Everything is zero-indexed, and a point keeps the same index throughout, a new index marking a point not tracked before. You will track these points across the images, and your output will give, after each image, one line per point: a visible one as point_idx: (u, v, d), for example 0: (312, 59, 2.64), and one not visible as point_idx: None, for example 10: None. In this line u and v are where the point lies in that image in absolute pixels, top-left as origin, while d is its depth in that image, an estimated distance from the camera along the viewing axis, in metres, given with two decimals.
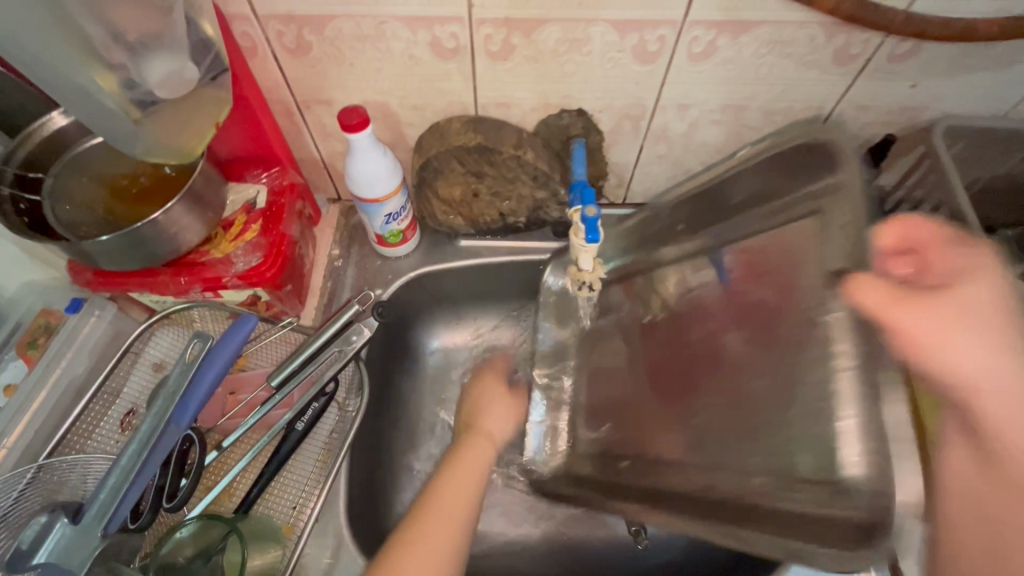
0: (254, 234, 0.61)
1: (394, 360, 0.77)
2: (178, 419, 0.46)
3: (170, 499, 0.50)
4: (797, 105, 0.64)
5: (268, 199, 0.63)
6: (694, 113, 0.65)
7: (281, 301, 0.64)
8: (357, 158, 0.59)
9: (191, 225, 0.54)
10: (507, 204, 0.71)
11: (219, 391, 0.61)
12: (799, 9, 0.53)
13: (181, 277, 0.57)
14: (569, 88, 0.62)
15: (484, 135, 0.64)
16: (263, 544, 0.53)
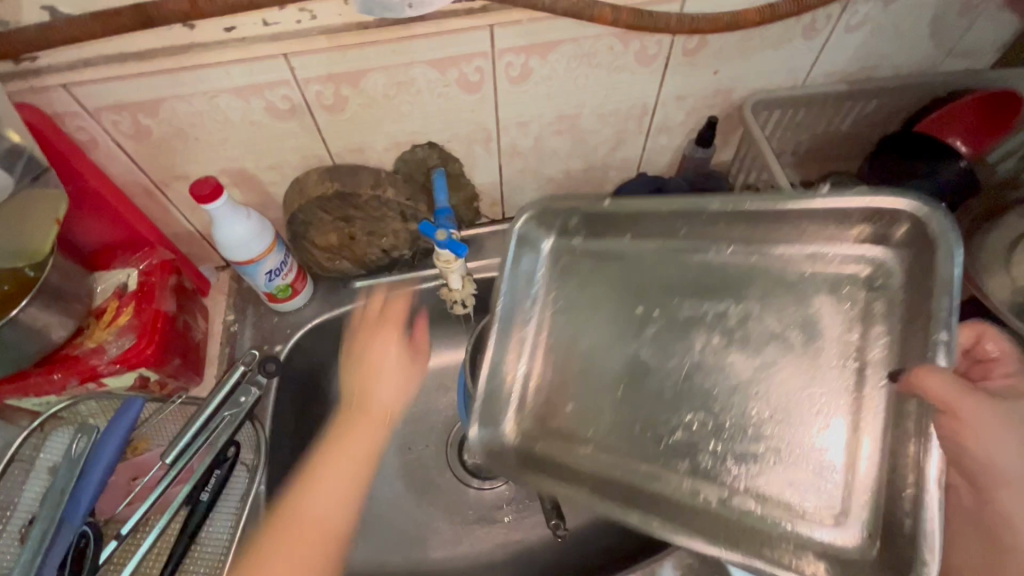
0: (126, 318, 0.81)
1: (304, 401, 0.99)
2: (71, 516, 0.67)
3: None
4: (620, 106, 0.92)
5: (137, 281, 0.85)
6: (492, 132, 0.91)
7: (172, 377, 0.85)
8: (224, 223, 0.81)
9: (52, 325, 0.73)
10: (383, 240, 0.95)
11: (122, 479, 0.81)
12: (590, 26, 0.77)
13: (53, 374, 0.76)
14: (414, 126, 0.86)
15: (340, 182, 0.87)
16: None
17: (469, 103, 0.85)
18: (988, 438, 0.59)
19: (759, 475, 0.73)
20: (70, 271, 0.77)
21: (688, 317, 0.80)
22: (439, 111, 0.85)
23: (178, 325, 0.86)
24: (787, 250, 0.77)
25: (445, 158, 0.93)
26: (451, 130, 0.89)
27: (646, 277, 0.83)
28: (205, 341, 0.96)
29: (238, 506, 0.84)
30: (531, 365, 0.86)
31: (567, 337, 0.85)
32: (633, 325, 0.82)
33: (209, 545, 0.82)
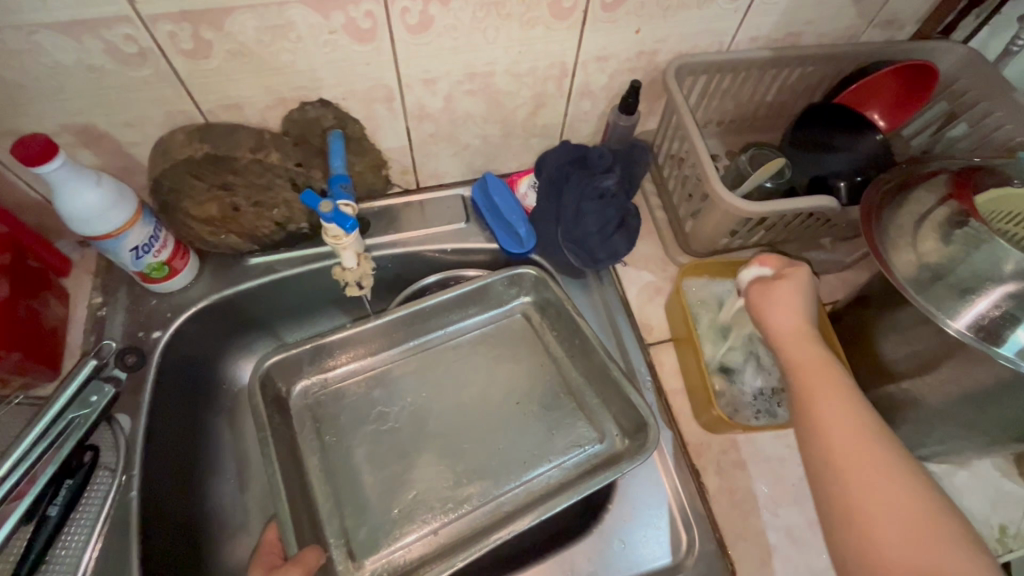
0: None
1: (196, 396, 0.73)
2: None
3: None
4: (741, 60, 0.73)
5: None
6: (565, 67, 0.68)
7: (13, 374, 0.58)
8: (67, 192, 0.55)
9: None
10: (277, 212, 0.68)
11: None
12: (708, 36, 0.70)
13: None
14: (489, 56, 0.64)
15: (213, 144, 0.61)
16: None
17: (540, 41, 0.64)
18: (779, 303, 0.56)
19: (425, 496, 0.66)
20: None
21: (496, 330, 0.78)
22: (505, 52, 0.64)
23: (17, 314, 0.59)
24: (491, 316, 0.79)
25: (499, 116, 0.73)
26: (511, 72, 0.67)
27: (466, 325, 0.79)
28: (62, 328, 0.67)
29: (102, 512, 0.56)
30: (368, 423, 0.71)
31: (419, 391, 0.73)
32: (457, 350, 0.77)
33: (67, 558, 0.54)
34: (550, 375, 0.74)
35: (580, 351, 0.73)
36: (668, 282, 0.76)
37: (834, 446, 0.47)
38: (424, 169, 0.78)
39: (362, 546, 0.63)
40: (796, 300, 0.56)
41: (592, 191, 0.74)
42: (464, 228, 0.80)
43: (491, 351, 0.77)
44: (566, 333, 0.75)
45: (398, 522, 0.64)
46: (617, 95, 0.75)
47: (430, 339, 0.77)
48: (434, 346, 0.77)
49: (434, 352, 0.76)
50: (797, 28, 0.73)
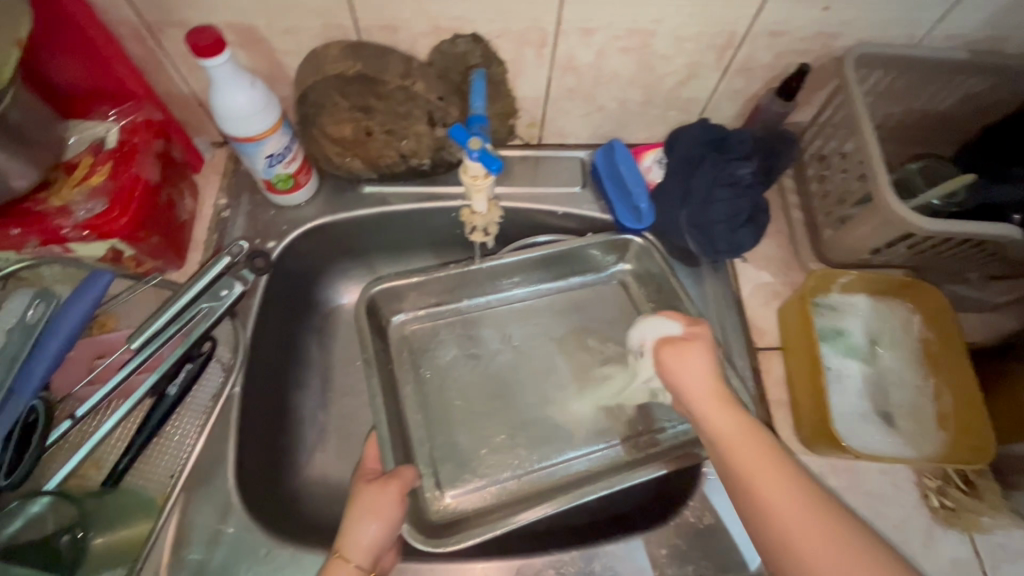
0: (101, 178, 0.56)
1: (296, 309, 0.76)
2: (22, 388, 0.50)
3: (7, 476, 0.49)
4: (929, 59, 0.65)
5: (118, 137, 0.58)
6: (733, 37, 0.63)
7: (149, 256, 0.61)
8: (224, 88, 0.56)
9: (15, 167, 0.50)
10: (405, 144, 0.67)
11: (83, 356, 0.58)
12: (900, 26, 0.62)
13: (13, 229, 0.52)
14: (658, 12, 0.59)
15: (365, 63, 0.60)
16: (125, 520, 0.53)
17: (718, 3, 0.58)
18: (690, 361, 0.54)
19: (512, 448, 0.67)
20: (37, 108, 0.51)
21: (592, 295, 0.77)
22: (676, 10, 0.59)
23: (161, 201, 0.61)
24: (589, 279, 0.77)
25: (644, 81, 0.68)
26: (675, 35, 0.62)
27: (565, 284, 0.77)
28: (190, 221, 0.69)
29: (212, 403, 0.59)
30: (458, 366, 0.72)
31: (508, 343, 0.73)
32: (553, 310, 0.76)
33: (175, 437, 0.58)
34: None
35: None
36: (786, 287, 0.71)
37: (778, 520, 0.43)
38: (550, 125, 0.75)
39: (445, 481, 0.65)
40: (708, 359, 0.54)
41: (725, 176, 0.69)
42: (577, 193, 0.77)
43: (584, 316, 0.75)
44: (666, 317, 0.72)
45: (483, 467, 0.66)
46: (776, 77, 0.68)
47: (530, 294, 0.76)
48: (535, 304, 0.76)
49: (531, 309, 0.76)
50: (1005, 32, 0.64)
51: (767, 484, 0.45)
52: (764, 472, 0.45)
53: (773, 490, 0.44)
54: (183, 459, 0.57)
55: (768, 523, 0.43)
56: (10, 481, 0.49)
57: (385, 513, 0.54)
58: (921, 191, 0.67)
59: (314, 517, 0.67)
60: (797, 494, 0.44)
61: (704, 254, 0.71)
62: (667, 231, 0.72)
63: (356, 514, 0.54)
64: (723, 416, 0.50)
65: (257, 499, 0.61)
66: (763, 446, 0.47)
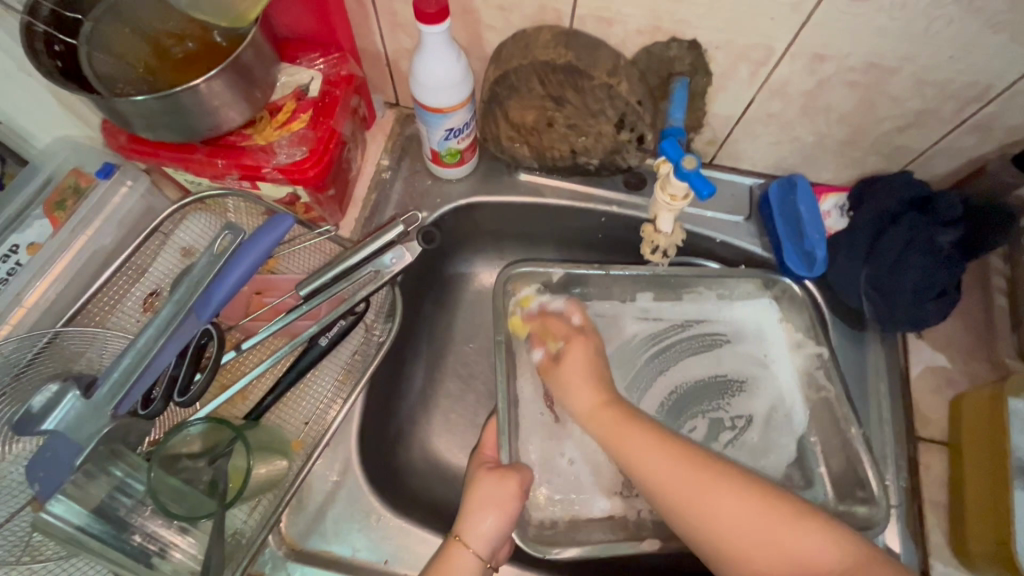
0: (301, 125, 0.57)
1: (427, 281, 0.76)
2: (200, 310, 0.52)
3: (183, 392, 0.53)
4: None
5: (320, 89, 0.59)
6: (987, 91, 0.55)
7: (320, 205, 0.62)
8: (431, 56, 0.56)
9: (233, 101, 0.52)
10: (581, 140, 0.65)
11: (245, 290, 0.61)
12: None
13: (218, 159, 0.55)
14: (910, 51, 0.53)
15: (577, 53, 0.57)
16: (268, 455, 0.54)
17: (988, 51, 0.51)
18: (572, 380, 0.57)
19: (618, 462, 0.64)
20: (263, 48, 0.53)
21: (737, 328, 0.69)
22: (934, 51, 0.52)
23: (341, 156, 0.62)
24: (736, 309, 0.69)
25: (858, 119, 0.62)
26: (919, 77, 0.55)
27: (707, 310, 0.70)
28: (354, 176, 0.70)
29: (353, 360, 0.60)
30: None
31: (631, 360, 0.69)
32: (684, 335, 0.69)
33: (316, 385, 0.59)
34: (783, 414, 0.66)
35: (828, 407, 0.63)
36: (964, 378, 0.63)
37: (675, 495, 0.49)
38: (729, 147, 0.70)
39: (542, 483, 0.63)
40: (589, 360, 0.58)
41: (924, 243, 0.61)
42: (739, 223, 0.72)
43: (719, 351, 0.69)
44: (810, 371, 0.65)
45: (582, 482, 0.63)
46: (1019, 143, 0.59)
47: (666, 311, 0.70)
48: (670, 325, 0.70)
49: (661, 326, 0.70)
50: None
51: (647, 449, 0.51)
52: (646, 446, 0.51)
53: (679, 481, 0.49)
54: (320, 411, 0.58)
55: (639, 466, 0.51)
56: (186, 398, 0.52)
57: (504, 506, 0.54)
58: None
59: (414, 490, 0.68)
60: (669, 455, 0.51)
61: (887, 322, 0.64)
62: (839, 288, 0.66)
63: (477, 502, 0.54)
64: (627, 432, 0.53)
65: (371, 460, 0.63)
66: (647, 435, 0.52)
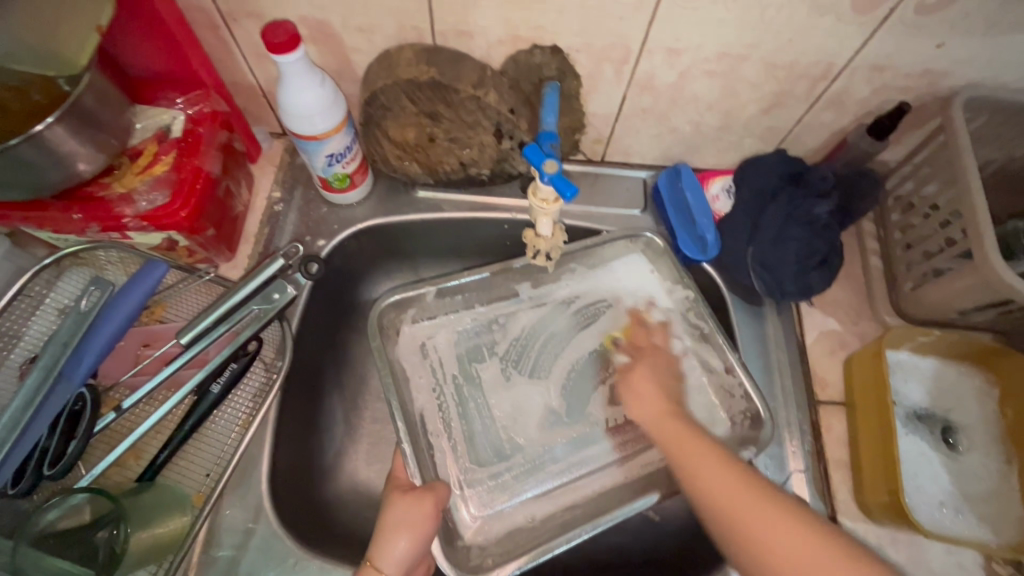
0: (164, 168, 0.55)
1: (339, 311, 0.74)
2: (70, 374, 0.50)
3: (53, 466, 0.50)
4: None
5: (183, 127, 0.57)
6: (831, 69, 0.58)
7: (203, 247, 0.60)
8: (293, 85, 0.55)
9: (81, 151, 0.50)
10: (467, 153, 0.65)
11: (130, 344, 0.58)
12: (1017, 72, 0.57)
13: (74, 213, 0.52)
14: (752, 38, 0.55)
15: (440, 69, 0.58)
16: (161, 514, 0.51)
17: (820, 32, 0.54)
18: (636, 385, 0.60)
19: (533, 456, 0.65)
20: (108, 93, 0.51)
21: (613, 291, 0.71)
22: (774, 36, 0.55)
23: (218, 194, 0.60)
24: (610, 273, 0.71)
25: (726, 106, 0.65)
26: (768, 61, 0.58)
27: (586, 282, 0.71)
28: (243, 214, 0.68)
29: (255, 401, 0.58)
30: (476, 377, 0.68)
31: (525, 348, 0.69)
32: (570, 312, 0.71)
33: (216, 433, 0.57)
34: (666, 362, 0.68)
35: (709, 345, 0.66)
36: (855, 339, 0.66)
37: (712, 496, 0.48)
38: (617, 143, 0.72)
39: (468, 496, 0.62)
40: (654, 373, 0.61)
41: (801, 215, 0.64)
42: (637, 216, 0.73)
43: (603, 318, 0.71)
44: (686, 314, 0.68)
45: (509, 482, 0.63)
46: (870, 114, 0.64)
47: (547, 293, 0.71)
48: (555, 306, 0.71)
49: (546, 310, 0.71)
50: None
51: (722, 478, 0.49)
52: (691, 453, 0.52)
53: (721, 478, 0.49)
54: (223, 455, 0.56)
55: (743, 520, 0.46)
56: (59, 470, 0.50)
57: (419, 525, 0.52)
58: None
59: (343, 525, 0.66)
60: (726, 466, 0.50)
61: (778, 296, 0.67)
62: (733, 268, 0.69)
63: (391, 526, 0.52)
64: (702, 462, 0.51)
65: (287, 502, 0.60)
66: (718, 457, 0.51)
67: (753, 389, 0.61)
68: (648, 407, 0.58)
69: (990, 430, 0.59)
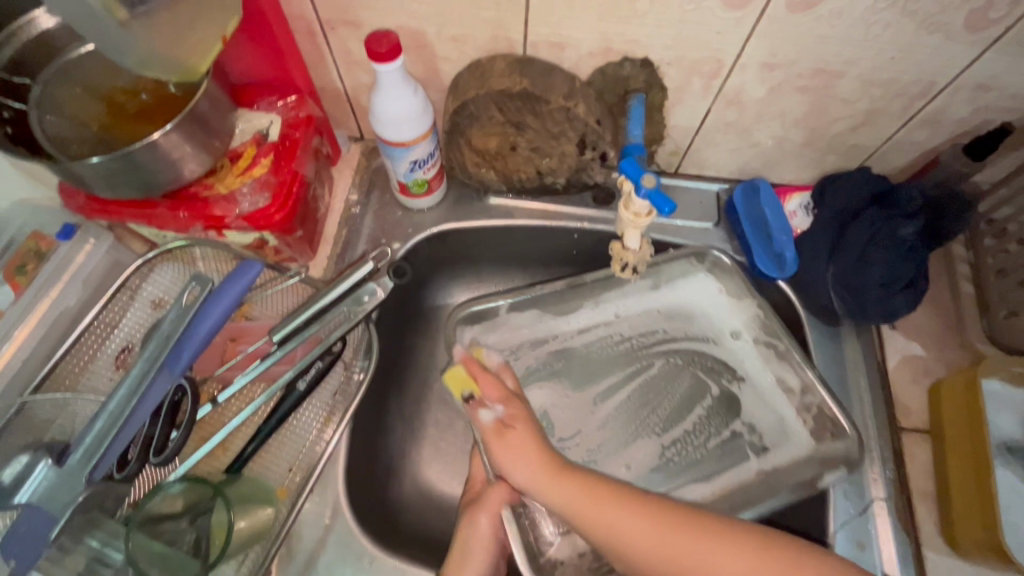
0: (263, 170, 0.57)
1: (408, 315, 0.75)
2: (172, 365, 0.52)
3: (157, 454, 0.52)
4: None
5: (280, 131, 0.59)
6: (931, 87, 0.57)
7: (289, 246, 0.62)
8: (388, 93, 0.56)
9: (192, 154, 0.52)
10: (546, 162, 0.65)
11: (219, 338, 0.60)
12: None
13: (181, 212, 0.55)
14: (851, 55, 0.54)
15: (531, 80, 0.58)
16: (252, 506, 0.53)
17: (926, 50, 0.53)
18: (519, 454, 0.51)
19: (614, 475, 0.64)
20: (220, 98, 0.53)
21: (679, 309, 0.70)
22: (875, 53, 0.54)
23: (308, 196, 0.62)
24: (682, 289, 0.70)
25: (812, 122, 0.63)
26: (865, 78, 0.57)
27: (657, 298, 0.70)
28: (324, 215, 0.69)
29: (334, 400, 0.59)
30: (543, 394, 0.68)
31: (596, 363, 0.70)
32: (637, 330, 0.71)
33: (299, 427, 0.59)
34: (739, 379, 0.68)
35: (784, 362, 0.65)
36: (940, 365, 0.64)
37: (645, 546, 0.46)
38: (692, 156, 0.71)
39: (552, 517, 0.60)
40: (535, 436, 0.52)
41: (888, 236, 0.62)
42: (709, 229, 0.72)
43: (671, 334, 0.71)
44: (766, 336, 0.66)
45: None
46: (966, 134, 0.61)
47: (616, 308, 0.70)
48: (624, 321, 0.71)
49: (614, 324, 0.71)
50: None
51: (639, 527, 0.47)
52: (598, 506, 0.48)
53: (651, 533, 0.47)
54: (306, 453, 0.57)
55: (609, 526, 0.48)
56: (162, 458, 0.52)
57: (487, 548, 0.55)
58: None
59: (409, 525, 0.67)
60: (643, 516, 0.47)
61: (868, 320, 0.64)
62: (809, 286, 0.67)
63: (461, 552, 0.54)
64: (602, 511, 0.48)
65: (360, 500, 0.62)
66: (623, 508, 0.48)
67: (832, 403, 0.60)
68: (526, 460, 0.51)
69: None
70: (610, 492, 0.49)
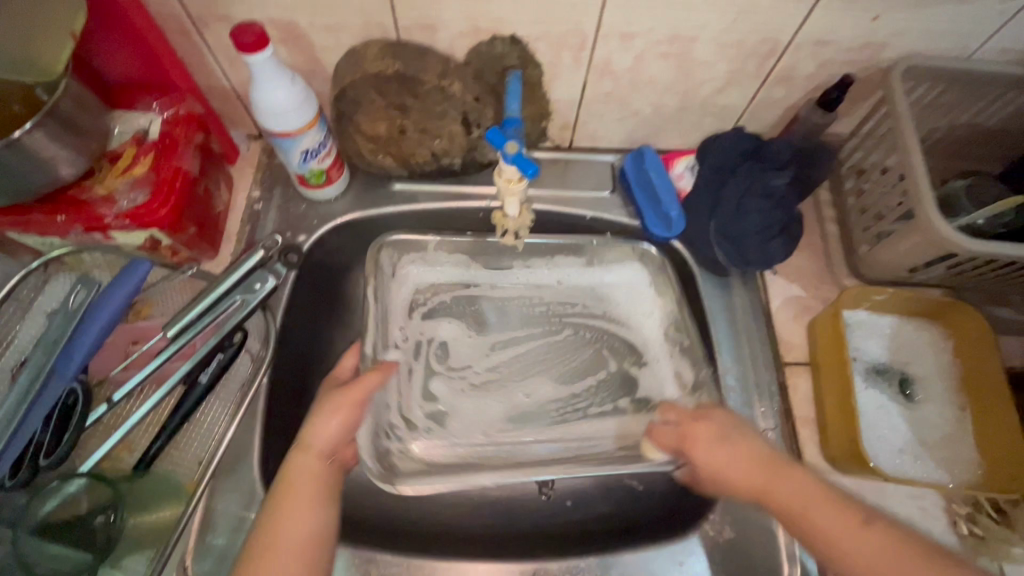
0: (143, 169, 0.58)
1: (325, 304, 0.76)
2: (61, 370, 0.50)
3: (49, 456, 0.52)
4: (981, 75, 0.62)
5: (161, 129, 0.60)
6: (776, 45, 0.62)
7: (186, 245, 0.62)
8: (263, 84, 0.57)
9: (61, 154, 0.52)
10: (439, 143, 0.67)
11: (120, 341, 0.60)
12: (946, 40, 0.60)
13: (59, 215, 0.54)
14: (699, 20, 0.59)
15: (404, 62, 0.61)
16: (156, 502, 0.54)
17: (763, 10, 0.57)
18: (720, 457, 0.54)
19: (497, 412, 0.70)
20: (87, 98, 0.53)
21: (605, 290, 0.75)
22: (719, 17, 0.58)
23: (198, 192, 0.62)
24: (606, 273, 0.75)
25: (682, 86, 0.68)
26: (716, 41, 0.61)
27: (575, 274, 0.76)
28: (224, 214, 0.71)
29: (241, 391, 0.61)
30: (450, 327, 0.74)
31: (507, 333, 0.74)
32: (560, 300, 0.76)
33: (206, 422, 0.60)
34: (640, 359, 0.73)
35: (687, 357, 0.68)
36: (818, 302, 0.69)
37: (810, 519, 0.49)
38: (583, 128, 0.74)
39: (417, 433, 0.68)
40: (740, 446, 0.54)
41: (760, 187, 0.66)
42: (606, 197, 0.76)
43: (583, 307, 0.75)
44: (674, 323, 0.71)
45: (461, 427, 0.69)
46: (818, 88, 0.67)
47: (536, 280, 0.76)
48: (543, 292, 0.76)
49: (534, 293, 0.76)
50: None
51: (825, 516, 0.48)
52: (797, 495, 0.50)
53: (826, 514, 0.48)
54: (209, 445, 0.59)
55: (813, 535, 0.48)
56: (54, 459, 0.51)
57: (353, 406, 0.55)
58: (964, 210, 0.64)
59: None
60: (806, 485, 0.50)
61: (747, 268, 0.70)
62: (695, 241, 0.72)
63: (322, 408, 0.54)
64: (785, 485, 0.51)
65: None
66: (814, 494, 0.50)
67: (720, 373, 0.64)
68: (719, 456, 0.54)
69: (947, 382, 0.63)
70: (806, 486, 0.50)
